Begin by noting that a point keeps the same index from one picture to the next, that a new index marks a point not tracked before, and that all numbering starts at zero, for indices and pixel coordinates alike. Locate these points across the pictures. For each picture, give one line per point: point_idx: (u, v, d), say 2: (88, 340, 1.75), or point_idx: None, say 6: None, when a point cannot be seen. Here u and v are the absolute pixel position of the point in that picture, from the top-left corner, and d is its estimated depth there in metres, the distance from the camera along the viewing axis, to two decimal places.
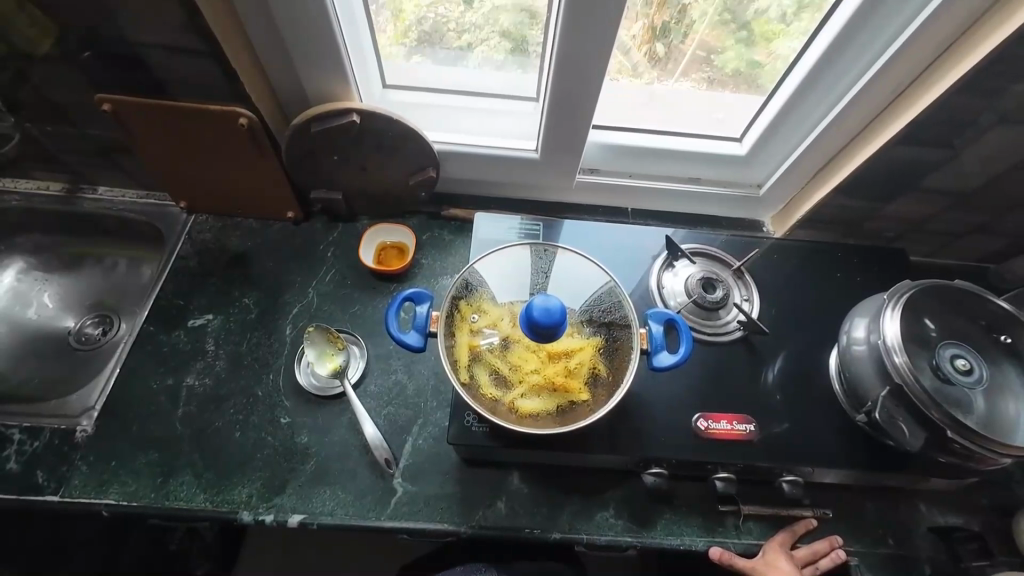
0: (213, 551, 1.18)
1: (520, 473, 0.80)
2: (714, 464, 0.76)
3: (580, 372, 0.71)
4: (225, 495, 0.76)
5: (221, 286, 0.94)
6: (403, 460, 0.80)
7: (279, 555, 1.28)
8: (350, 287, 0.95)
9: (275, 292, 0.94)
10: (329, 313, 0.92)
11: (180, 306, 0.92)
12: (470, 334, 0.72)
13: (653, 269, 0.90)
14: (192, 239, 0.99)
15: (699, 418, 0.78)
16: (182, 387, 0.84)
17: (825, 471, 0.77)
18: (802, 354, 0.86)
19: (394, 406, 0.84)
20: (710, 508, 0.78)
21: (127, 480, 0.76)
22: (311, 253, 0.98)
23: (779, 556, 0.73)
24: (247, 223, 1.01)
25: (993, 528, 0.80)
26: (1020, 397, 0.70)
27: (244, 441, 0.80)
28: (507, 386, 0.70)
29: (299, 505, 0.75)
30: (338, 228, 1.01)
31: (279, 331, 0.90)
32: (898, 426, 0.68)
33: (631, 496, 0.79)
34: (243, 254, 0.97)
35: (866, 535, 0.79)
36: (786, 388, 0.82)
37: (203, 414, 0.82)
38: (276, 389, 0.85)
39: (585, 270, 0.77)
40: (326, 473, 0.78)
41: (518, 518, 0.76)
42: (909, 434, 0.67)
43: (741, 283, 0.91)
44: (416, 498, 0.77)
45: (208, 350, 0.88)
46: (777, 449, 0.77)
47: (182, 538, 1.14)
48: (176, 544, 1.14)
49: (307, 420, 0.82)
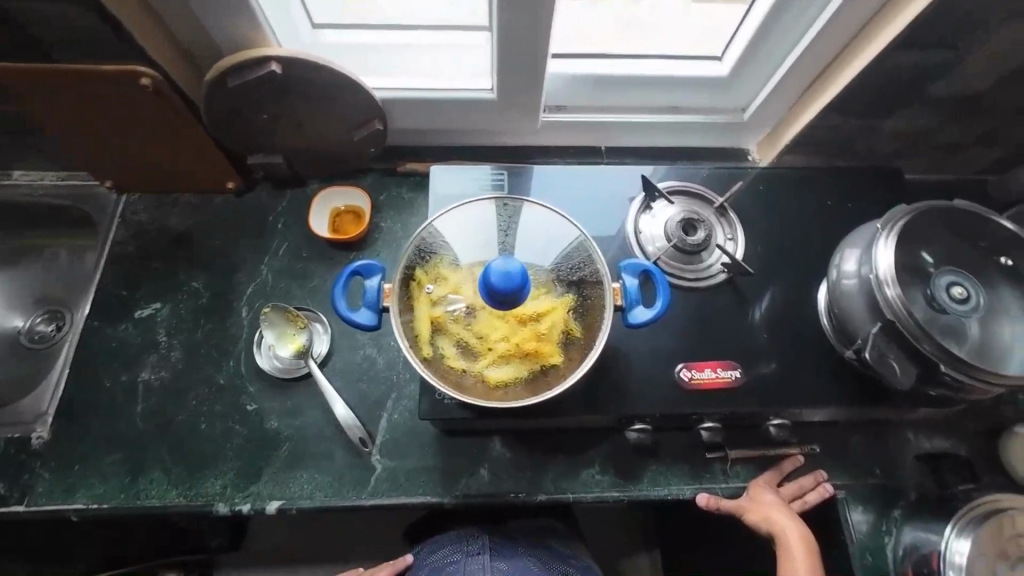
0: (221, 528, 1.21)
1: (501, 438, 0.77)
2: (699, 414, 0.73)
3: (551, 336, 0.66)
4: (198, 489, 0.73)
5: (165, 270, 0.86)
6: (379, 436, 0.77)
7: None
8: (306, 260, 0.88)
9: (225, 273, 0.87)
10: (287, 290, 0.86)
11: (123, 296, 0.84)
12: (430, 304, 0.65)
13: (630, 214, 0.83)
14: (127, 222, 0.90)
15: (683, 369, 0.74)
16: (138, 383, 0.79)
17: (811, 411, 0.75)
18: (790, 292, 0.81)
19: (365, 383, 0.80)
20: (697, 457, 0.78)
21: (94, 482, 0.73)
22: (259, 227, 0.90)
23: (764, 491, 0.73)
24: (185, 199, 0.92)
25: (979, 450, 0.80)
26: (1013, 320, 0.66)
27: (211, 432, 0.76)
28: (474, 356, 0.65)
29: (276, 492, 0.73)
30: (286, 196, 0.93)
31: (234, 315, 0.84)
32: (889, 364, 0.63)
33: (615, 451, 0.77)
34: (184, 234, 0.89)
35: (853, 468, 0.78)
36: (772, 328, 0.78)
37: (164, 409, 0.77)
38: (239, 376, 0.80)
39: (551, 224, 0.70)
40: (302, 456, 0.76)
41: (502, 483, 0.75)
42: (899, 370, 0.64)
43: (724, 221, 0.83)
44: (396, 474, 0.75)
45: (159, 342, 0.81)
46: (763, 393, 0.74)
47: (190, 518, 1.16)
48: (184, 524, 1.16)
49: (275, 404, 0.78)
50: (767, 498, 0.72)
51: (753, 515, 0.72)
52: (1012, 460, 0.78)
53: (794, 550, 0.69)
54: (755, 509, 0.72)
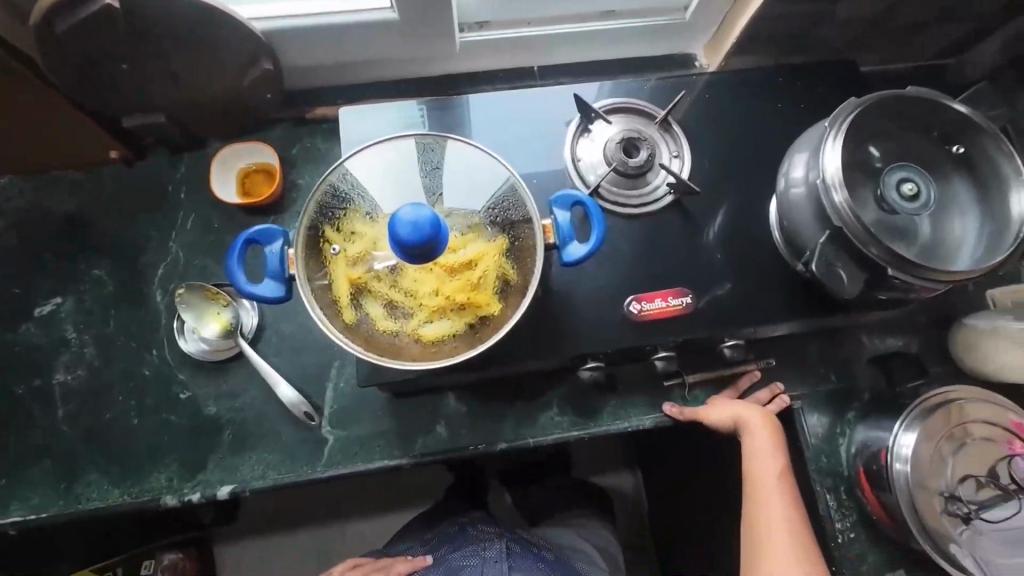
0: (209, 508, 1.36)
1: (455, 393, 0.75)
2: (652, 344, 0.70)
3: (486, 284, 0.61)
4: (141, 485, 0.69)
5: (60, 260, 0.77)
6: (327, 407, 0.74)
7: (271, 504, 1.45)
8: (219, 231, 0.79)
9: (130, 255, 0.78)
10: (203, 267, 0.78)
11: (18, 294, 0.76)
12: (348, 266, 0.59)
13: (567, 141, 0.75)
14: (4, 210, 0.79)
15: (632, 301, 0.70)
16: (54, 385, 0.72)
17: (766, 327, 0.74)
18: (742, 208, 0.77)
19: (304, 355, 0.75)
20: (655, 387, 0.77)
21: (26, 492, 0.69)
22: (160, 199, 0.80)
23: (726, 399, 0.74)
24: (67, 176, 0.80)
25: (929, 343, 0.81)
26: (963, 211, 0.63)
27: (146, 426, 0.72)
28: (405, 315, 0.60)
29: (226, 476, 0.70)
30: (185, 161, 0.82)
31: (148, 300, 0.76)
32: (836, 273, 0.61)
33: (574, 391, 0.76)
34: (74, 216, 0.79)
35: (808, 377, 0.79)
36: (725, 249, 0.75)
37: (89, 409, 0.72)
38: (165, 364, 0.74)
39: (470, 158, 0.63)
40: (248, 438, 0.72)
41: (461, 437, 0.74)
42: (847, 278, 0.61)
43: (669, 137, 0.76)
44: (350, 442, 0.73)
45: (70, 339, 0.74)
46: (717, 315, 0.72)
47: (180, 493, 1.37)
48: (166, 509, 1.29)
49: (210, 389, 0.73)
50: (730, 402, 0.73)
51: (717, 412, 0.72)
52: (961, 356, 0.79)
53: (757, 429, 0.70)
54: (717, 408, 0.73)
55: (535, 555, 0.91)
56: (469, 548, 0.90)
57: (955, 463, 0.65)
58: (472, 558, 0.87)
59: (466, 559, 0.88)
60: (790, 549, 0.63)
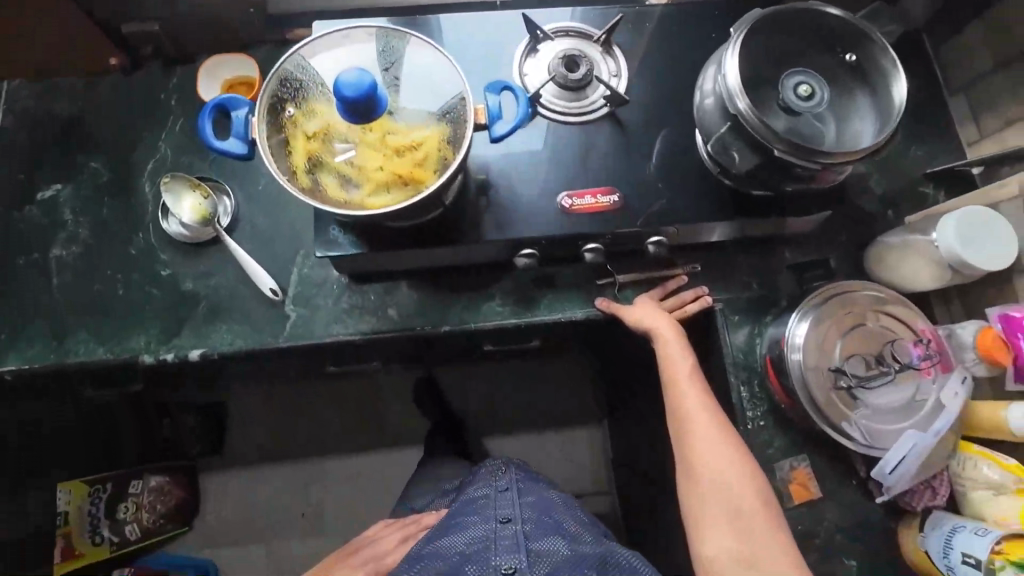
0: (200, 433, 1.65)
1: (408, 282, 0.83)
2: (581, 237, 0.78)
3: (428, 163, 0.68)
4: (123, 345, 0.79)
5: (61, 153, 0.86)
6: (292, 288, 0.82)
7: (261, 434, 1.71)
8: (203, 133, 0.88)
9: (123, 151, 0.87)
10: (188, 164, 0.87)
11: (22, 180, 0.85)
12: (306, 141, 0.67)
13: (515, 58, 0.83)
14: (13, 108, 0.88)
15: (564, 197, 0.78)
16: (52, 259, 0.82)
17: (691, 230, 0.81)
18: (676, 123, 0.83)
19: (274, 243, 0.84)
20: (590, 285, 0.84)
21: (24, 346, 0.78)
22: (152, 104, 0.89)
23: (647, 302, 0.81)
24: (69, 81, 0.89)
25: (847, 260, 0.88)
26: (857, 113, 0.71)
27: (130, 296, 0.81)
28: (354, 185, 0.68)
29: (198, 342, 0.79)
30: (176, 72, 0.90)
31: (138, 190, 0.85)
32: (729, 154, 0.70)
33: (516, 285, 0.84)
34: (74, 116, 0.88)
35: (732, 284, 0.86)
36: (659, 159, 0.81)
37: (81, 280, 0.81)
38: (150, 245, 0.83)
39: (414, 49, 0.71)
40: (219, 311, 0.81)
41: (411, 320, 0.82)
42: (738, 160, 0.70)
43: (610, 58, 0.84)
44: (310, 319, 0.81)
45: (67, 220, 0.83)
46: (646, 214, 0.78)
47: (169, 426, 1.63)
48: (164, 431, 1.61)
49: (188, 268, 0.82)
50: (649, 306, 0.80)
51: (634, 313, 0.80)
52: (873, 269, 0.86)
53: (664, 331, 0.77)
54: (635, 310, 0.80)
55: (534, 479, 0.97)
56: (483, 480, 0.94)
57: (841, 343, 0.73)
58: (482, 488, 0.92)
59: (476, 490, 0.91)
60: (715, 420, 0.71)
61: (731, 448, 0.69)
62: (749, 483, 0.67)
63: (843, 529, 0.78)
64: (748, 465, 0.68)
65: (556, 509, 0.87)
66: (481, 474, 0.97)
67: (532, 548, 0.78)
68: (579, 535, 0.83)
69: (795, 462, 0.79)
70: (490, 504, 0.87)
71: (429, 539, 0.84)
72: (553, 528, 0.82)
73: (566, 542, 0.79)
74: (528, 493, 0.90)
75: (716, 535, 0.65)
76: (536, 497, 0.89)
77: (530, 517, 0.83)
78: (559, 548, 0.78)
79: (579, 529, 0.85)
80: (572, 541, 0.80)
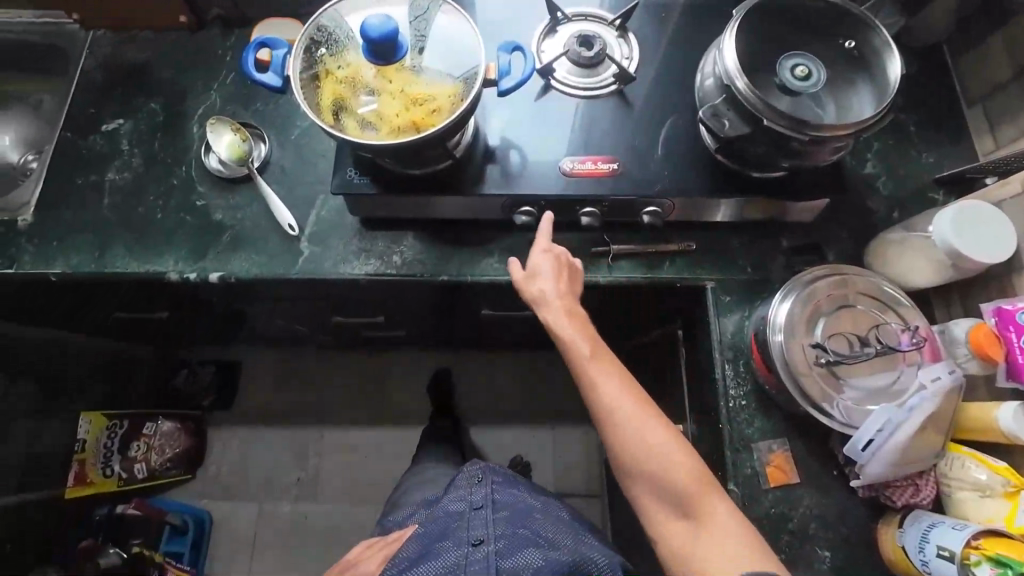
0: (213, 386, 1.78)
1: (414, 232, 0.89)
2: (578, 200, 0.82)
3: (439, 112, 0.74)
4: (154, 262, 0.87)
5: (127, 93, 0.98)
6: (308, 227, 0.89)
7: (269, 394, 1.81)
8: (250, 86, 0.98)
9: (180, 96, 0.98)
10: (233, 112, 0.97)
11: (92, 114, 0.96)
12: (336, 84, 0.75)
13: (535, 35, 0.89)
14: (94, 53, 1.00)
15: (566, 161, 0.82)
16: (105, 182, 0.92)
17: (687, 205, 0.84)
18: (681, 105, 0.87)
19: (298, 186, 0.92)
20: (585, 252, 0.88)
21: (70, 254, 0.87)
22: (210, 58, 1.00)
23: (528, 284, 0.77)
24: (143, 35, 1.01)
25: (846, 253, 0.88)
26: (850, 96, 0.73)
27: (166, 220, 0.89)
28: (370, 126, 0.74)
29: (219, 266, 0.87)
30: (235, 33, 1.02)
31: (188, 130, 0.95)
32: (722, 121, 0.72)
33: (514, 245, 0.88)
34: (143, 63, 1.00)
35: (726, 265, 0.87)
36: (661, 136, 0.85)
37: (128, 202, 0.90)
38: (190, 178, 0.92)
39: (437, 13, 0.79)
40: (242, 241, 0.88)
41: (412, 267, 0.87)
42: (729, 127, 0.72)
43: (623, 42, 0.90)
44: (321, 256, 0.87)
45: (123, 151, 0.94)
46: (643, 184, 0.82)
47: (186, 377, 1.75)
48: (182, 381, 1.75)
49: (220, 200, 0.90)
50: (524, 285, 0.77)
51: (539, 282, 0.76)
52: (872, 264, 0.86)
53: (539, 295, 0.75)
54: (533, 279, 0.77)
55: (515, 484, 0.95)
56: (457, 494, 0.91)
57: (824, 323, 0.74)
58: (457, 502, 0.89)
59: (452, 503, 0.89)
60: (637, 412, 0.68)
61: (658, 434, 0.66)
62: (682, 464, 0.65)
63: (819, 518, 0.76)
64: (677, 443, 0.66)
65: (530, 519, 0.86)
66: (457, 484, 0.94)
67: (503, 567, 0.76)
68: (556, 541, 0.82)
69: (774, 445, 0.78)
70: (464, 524, 0.84)
71: (404, 566, 0.80)
72: (525, 546, 0.80)
73: (541, 551, 0.79)
74: (502, 505, 0.88)
75: (669, 526, 0.66)
76: (511, 510, 0.87)
77: (504, 534, 0.81)
78: (534, 560, 0.77)
79: (554, 534, 0.84)
80: (546, 551, 0.79)
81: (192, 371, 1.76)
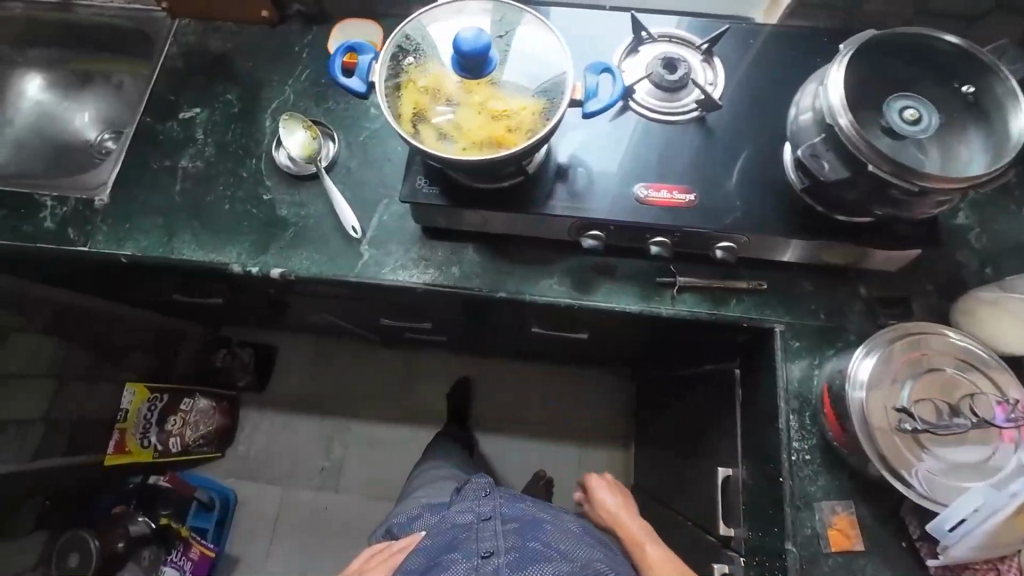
0: (250, 368, 1.80)
1: (474, 245, 0.87)
2: (649, 229, 0.78)
3: (519, 130, 0.73)
4: (219, 252, 0.88)
5: (206, 83, 1.00)
6: (370, 231, 0.89)
7: (300, 380, 1.83)
8: (324, 84, 0.98)
9: (255, 89, 0.99)
10: (305, 108, 0.97)
11: (171, 101, 0.98)
12: (418, 93, 0.74)
13: (616, 54, 0.86)
14: (178, 41, 1.03)
15: (641, 188, 0.79)
16: (178, 168, 0.93)
17: (764, 243, 0.80)
18: (765, 137, 0.83)
19: (363, 188, 0.91)
20: (649, 281, 0.85)
21: (140, 237, 0.89)
22: (287, 54, 1.01)
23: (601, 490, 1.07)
24: (226, 27, 1.03)
25: (930, 308, 0.82)
26: (963, 143, 0.68)
27: (233, 212, 0.90)
28: (449, 139, 0.73)
29: (281, 262, 0.87)
30: (313, 30, 1.03)
31: (260, 123, 0.96)
32: (820, 162, 0.68)
33: (575, 267, 0.86)
34: (224, 54, 1.01)
35: (798, 308, 0.83)
36: (742, 168, 0.81)
37: (198, 189, 0.92)
38: (259, 171, 0.93)
39: (523, 28, 0.77)
40: (304, 239, 0.89)
41: (470, 280, 0.86)
42: (828, 169, 0.68)
43: (707, 67, 0.86)
44: (381, 260, 0.87)
45: (197, 139, 0.95)
46: (719, 218, 0.78)
47: (224, 356, 1.78)
48: (220, 360, 1.77)
49: (286, 196, 0.91)
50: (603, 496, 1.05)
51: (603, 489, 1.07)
52: (960, 323, 0.80)
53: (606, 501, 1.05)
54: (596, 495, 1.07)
55: (518, 495, 0.92)
56: (465, 503, 0.89)
57: (910, 386, 0.68)
58: (464, 513, 0.87)
59: (460, 514, 0.86)
60: (639, 527, 0.97)
61: (658, 551, 0.91)
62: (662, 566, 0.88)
63: None
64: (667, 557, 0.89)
65: (541, 531, 0.84)
66: (465, 494, 0.91)
67: None
68: (572, 555, 0.80)
69: (837, 506, 0.74)
70: (472, 536, 0.82)
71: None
72: (535, 560, 0.78)
73: (553, 566, 0.77)
74: (510, 518, 0.85)
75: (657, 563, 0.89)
76: (520, 521, 0.85)
77: (514, 547, 0.79)
78: None
79: (568, 546, 0.82)
80: (558, 563, 0.78)
81: (230, 350, 1.79)
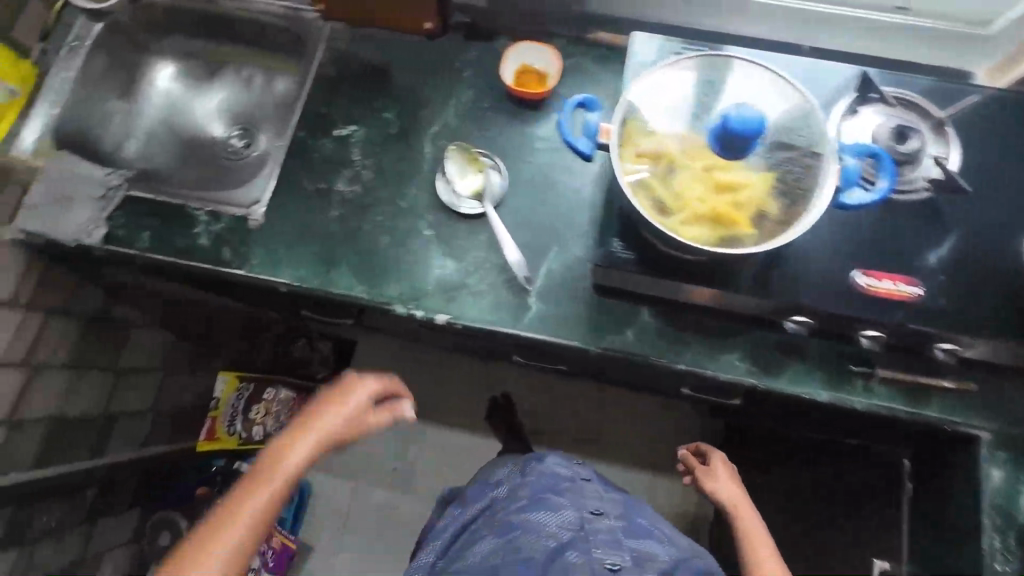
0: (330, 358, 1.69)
1: (650, 308, 0.82)
2: (864, 320, 0.71)
3: (748, 207, 0.66)
4: (380, 290, 0.83)
5: (362, 97, 0.93)
6: (539, 281, 0.84)
7: None
8: (487, 110, 0.91)
9: (414, 109, 0.92)
10: (467, 135, 0.90)
11: (325, 114, 0.92)
12: (641, 157, 0.68)
13: (837, 114, 0.77)
14: (331, 47, 0.96)
15: (860, 275, 0.71)
16: (335, 192, 0.88)
17: (988, 346, 0.72)
18: (997, 225, 0.75)
19: (530, 231, 0.86)
20: (840, 367, 0.79)
21: (297, 264, 0.85)
22: (447, 71, 0.94)
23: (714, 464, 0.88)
24: (382, 35, 0.96)
25: None
26: None
27: (393, 246, 0.85)
28: (670, 209, 0.67)
29: (445, 307, 0.83)
30: (475, 46, 0.95)
31: (420, 148, 0.90)
32: None
33: (759, 344, 0.80)
34: (380, 66, 0.94)
35: (1009, 416, 0.75)
36: (971, 260, 0.73)
37: (355, 217, 0.87)
38: (419, 202, 0.87)
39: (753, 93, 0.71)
40: (468, 283, 0.84)
41: (644, 347, 0.81)
42: None
43: (937, 136, 0.77)
44: (550, 315, 0.82)
45: (354, 160, 0.90)
46: (945, 316, 0.71)
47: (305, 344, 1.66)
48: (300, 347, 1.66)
49: (449, 234, 0.86)
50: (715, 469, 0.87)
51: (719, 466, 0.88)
52: None
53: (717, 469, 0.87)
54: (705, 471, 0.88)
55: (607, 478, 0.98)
56: (559, 458, 0.93)
57: None
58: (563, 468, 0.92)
59: (559, 468, 0.90)
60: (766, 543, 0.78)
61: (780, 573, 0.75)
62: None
63: None
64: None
65: (639, 513, 0.89)
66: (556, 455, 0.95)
67: (627, 542, 0.78)
68: (670, 539, 0.85)
69: None
70: (579, 492, 0.85)
71: (521, 506, 0.82)
72: (643, 533, 0.82)
73: (663, 546, 0.81)
74: (609, 493, 0.91)
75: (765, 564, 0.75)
76: (618, 498, 0.90)
77: (620, 514, 0.84)
78: (658, 551, 0.79)
79: (667, 531, 0.87)
80: (664, 542, 0.82)
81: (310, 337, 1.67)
